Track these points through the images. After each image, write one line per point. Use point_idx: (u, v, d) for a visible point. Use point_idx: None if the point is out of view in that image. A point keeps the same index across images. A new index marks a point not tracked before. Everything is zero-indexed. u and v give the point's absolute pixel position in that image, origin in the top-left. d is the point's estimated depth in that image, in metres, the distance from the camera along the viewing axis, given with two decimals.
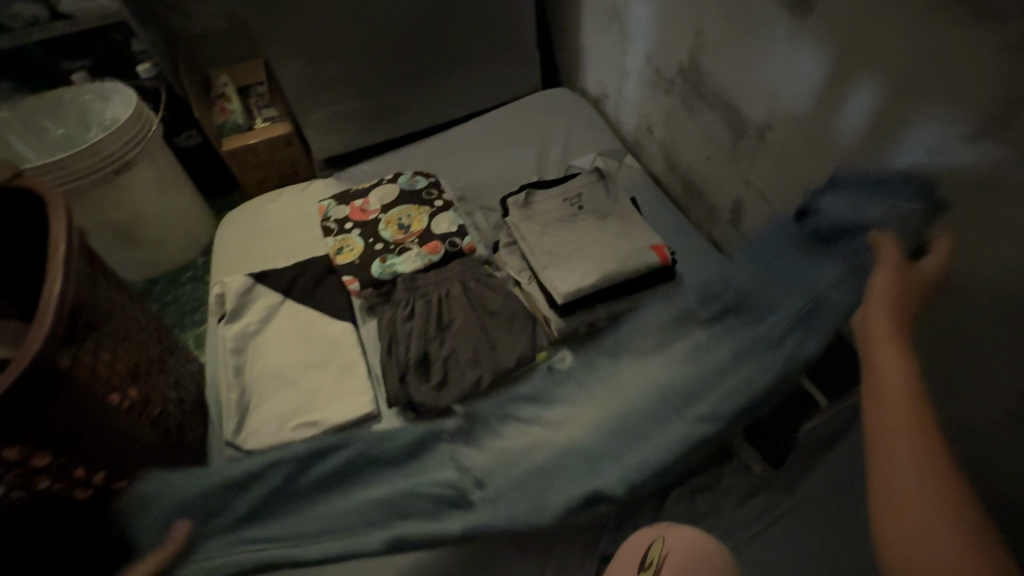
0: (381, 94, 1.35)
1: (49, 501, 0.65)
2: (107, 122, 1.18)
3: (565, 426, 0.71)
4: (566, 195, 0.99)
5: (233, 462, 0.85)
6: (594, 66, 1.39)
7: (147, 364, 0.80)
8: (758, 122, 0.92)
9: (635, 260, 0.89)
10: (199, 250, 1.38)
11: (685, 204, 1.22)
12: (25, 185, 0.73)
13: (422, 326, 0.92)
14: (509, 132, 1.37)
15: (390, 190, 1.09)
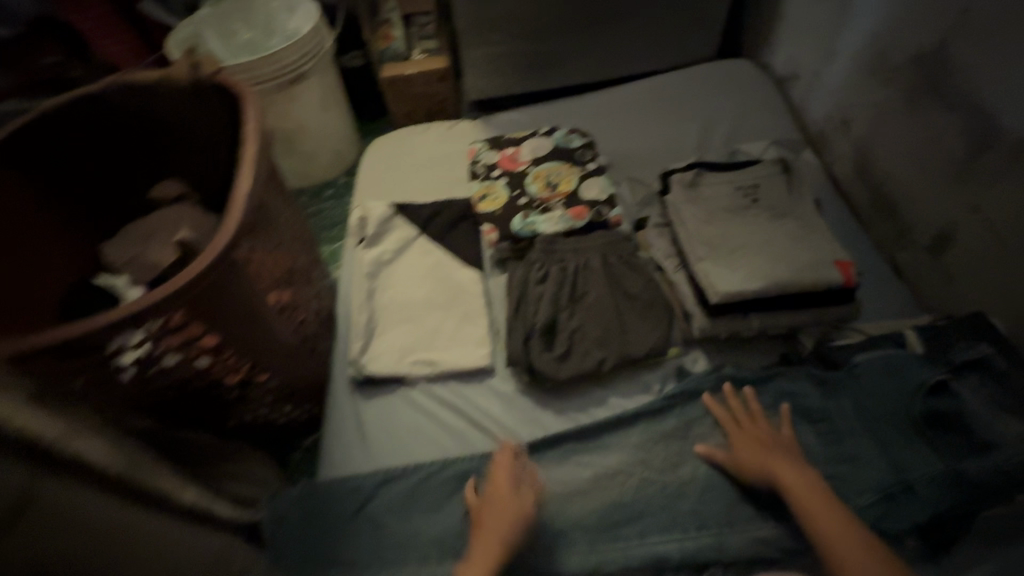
0: (547, 41, 1.28)
1: (206, 380, 0.71)
2: (287, 31, 1.22)
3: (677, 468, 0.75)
4: (739, 183, 0.88)
5: (353, 381, 0.89)
6: (790, 40, 1.22)
7: (298, 272, 0.84)
8: (1017, 135, 0.74)
9: (813, 273, 0.77)
10: (342, 170, 1.43)
11: (866, 218, 1.04)
12: (227, 80, 0.76)
13: (554, 292, 0.88)
14: (673, 102, 1.25)
15: (542, 144, 1.04)
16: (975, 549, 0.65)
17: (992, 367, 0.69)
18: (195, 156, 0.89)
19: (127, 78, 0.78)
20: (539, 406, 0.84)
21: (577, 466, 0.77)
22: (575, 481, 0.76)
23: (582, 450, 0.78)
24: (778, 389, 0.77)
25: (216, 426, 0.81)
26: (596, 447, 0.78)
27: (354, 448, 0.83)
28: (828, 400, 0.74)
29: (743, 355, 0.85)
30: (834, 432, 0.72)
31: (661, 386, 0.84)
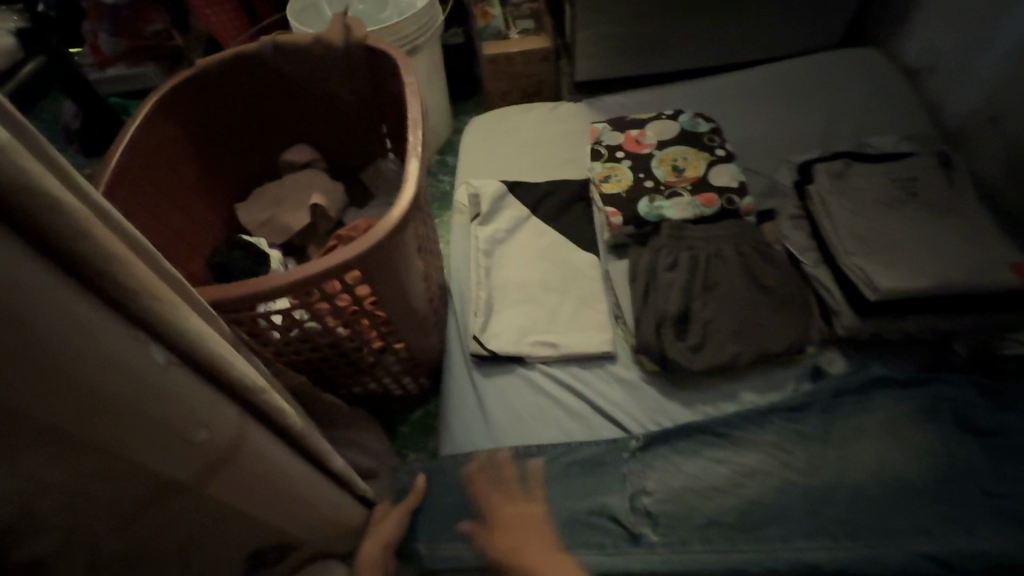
0: (661, 22, 1.23)
1: (354, 342, 0.71)
2: (402, 5, 1.22)
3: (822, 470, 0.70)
4: (895, 175, 0.83)
5: (472, 357, 0.87)
6: (928, 29, 1.14)
7: (430, 243, 0.83)
8: None
9: (986, 277, 0.72)
10: (435, 148, 1.42)
11: (1014, 223, 0.96)
12: (379, 45, 0.75)
13: (686, 279, 0.84)
14: (793, 91, 1.19)
15: (668, 127, 1.00)
16: None
17: None
18: (328, 124, 0.89)
19: (279, 40, 0.78)
20: (667, 396, 0.81)
21: (711, 462, 0.74)
22: (712, 478, 0.72)
23: (715, 447, 0.75)
24: (936, 397, 0.72)
25: (342, 391, 0.82)
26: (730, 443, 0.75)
27: (477, 424, 0.81)
28: (998, 412, 0.70)
29: (887, 359, 0.80)
30: (1009, 447, 0.67)
31: (796, 386, 0.80)
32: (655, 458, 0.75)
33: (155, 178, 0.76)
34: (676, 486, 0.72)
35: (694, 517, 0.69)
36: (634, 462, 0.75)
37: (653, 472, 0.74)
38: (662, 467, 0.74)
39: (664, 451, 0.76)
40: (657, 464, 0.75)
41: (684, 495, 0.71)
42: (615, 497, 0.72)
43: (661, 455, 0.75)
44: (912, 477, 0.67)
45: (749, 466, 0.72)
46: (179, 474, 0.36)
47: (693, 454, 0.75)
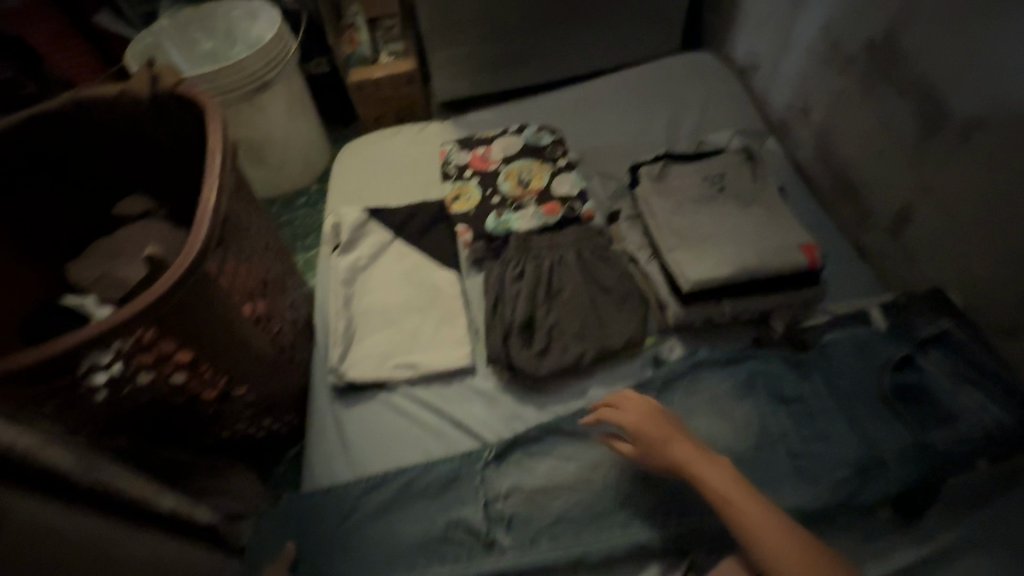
0: (512, 40, 1.28)
1: (183, 396, 0.70)
2: (252, 40, 1.22)
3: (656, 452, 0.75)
4: (707, 172, 0.92)
5: (335, 388, 0.88)
6: (749, 31, 1.24)
7: (272, 282, 0.82)
8: (964, 117, 0.77)
9: (781, 258, 0.80)
10: (313, 177, 1.41)
11: (830, 203, 1.07)
12: (187, 92, 0.75)
13: (531, 288, 0.89)
14: (640, 96, 1.27)
15: (513, 142, 1.06)
16: (940, 516, 0.69)
17: (952, 340, 0.72)
18: (158, 172, 0.88)
19: (82, 95, 0.76)
20: (520, 401, 0.85)
21: (559, 462, 0.77)
22: (562, 476, 0.75)
23: (568, 443, 0.78)
24: (755, 373, 0.78)
25: (193, 443, 0.79)
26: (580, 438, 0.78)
27: (338, 453, 0.82)
28: (802, 379, 0.76)
29: (718, 341, 0.87)
30: (812, 412, 0.73)
31: (639, 376, 0.85)
32: (509, 465, 0.78)
33: None
34: (526, 491, 0.75)
35: (544, 519, 0.73)
36: (489, 473, 0.77)
37: (507, 479, 0.76)
38: (516, 472, 0.77)
39: (517, 457, 0.78)
40: (511, 471, 0.77)
41: (532, 499, 0.74)
42: (467, 514, 0.74)
43: (514, 462, 0.78)
44: (732, 451, 0.73)
45: (590, 457, 0.76)
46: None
47: (543, 457, 0.78)
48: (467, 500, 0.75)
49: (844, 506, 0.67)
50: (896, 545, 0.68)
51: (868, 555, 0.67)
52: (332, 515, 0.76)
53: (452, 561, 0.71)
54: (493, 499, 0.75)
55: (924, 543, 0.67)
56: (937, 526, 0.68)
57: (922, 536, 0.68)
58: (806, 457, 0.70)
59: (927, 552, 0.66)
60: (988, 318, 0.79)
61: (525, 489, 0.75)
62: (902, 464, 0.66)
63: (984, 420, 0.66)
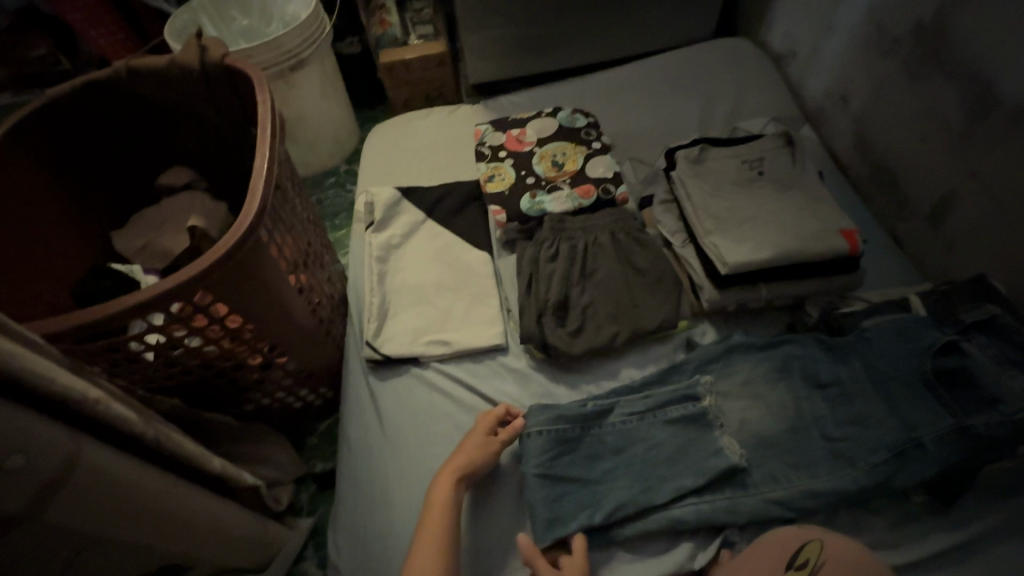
0: (546, 22, 1.28)
1: (230, 361, 0.71)
2: (287, 18, 1.23)
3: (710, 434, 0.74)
4: (746, 156, 0.92)
5: (369, 363, 0.89)
6: (786, 16, 1.23)
7: (312, 254, 0.83)
8: (1015, 103, 0.76)
9: (821, 242, 0.80)
10: (342, 158, 1.42)
11: (866, 192, 1.06)
12: (236, 63, 0.75)
13: (565, 269, 0.89)
14: (673, 80, 1.26)
15: (547, 124, 1.06)
16: (977, 502, 0.69)
17: (998, 325, 0.70)
18: (203, 146, 0.89)
19: (134, 65, 0.77)
20: (554, 380, 0.85)
21: (655, 437, 0.74)
22: (663, 436, 0.74)
23: (668, 405, 0.76)
24: (792, 357, 0.78)
25: (234, 410, 0.81)
26: (663, 412, 0.76)
27: (372, 425, 0.83)
28: (838, 363, 0.76)
29: (751, 325, 0.87)
30: (851, 397, 0.73)
31: (672, 359, 0.85)
32: (609, 435, 0.75)
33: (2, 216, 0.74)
34: (632, 444, 0.74)
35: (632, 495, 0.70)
36: (593, 426, 0.76)
37: (611, 433, 0.76)
38: (615, 444, 0.75)
39: (617, 429, 0.76)
40: (608, 442, 0.75)
41: (639, 448, 0.74)
42: (573, 463, 0.73)
43: (610, 434, 0.76)
44: (767, 433, 0.73)
45: (673, 425, 0.75)
46: (17, 502, 0.42)
47: (643, 416, 0.76)
48: (568, 471, 0.73)
49: (880, 488, 0.67)
50: (931, 529, 0.68)
51: (902, 539, 0.67)
52: (371, 486, 0.78)
53: (547, 515, 0.69)
54: (601, 451, 0.74)
55: (961, 527, 0.67)
56: (973, 512, 0.68)
57: (959, 520, 0.68)
58: (845, 443, 0.70)
59: (963, 537, 0.66)
60: None
61: (621, 463, 0.73)
62: (944, 449, 0.65)
63: None
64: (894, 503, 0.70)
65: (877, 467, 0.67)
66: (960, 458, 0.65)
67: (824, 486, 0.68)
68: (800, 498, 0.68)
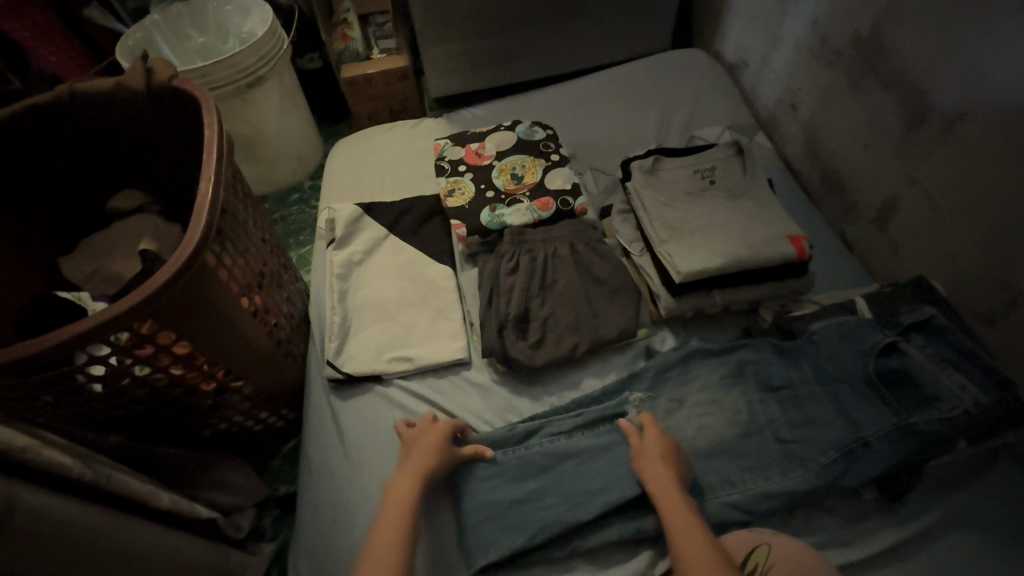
0: (505, 36, 1.29)
1: (182, 389, 0.70)
2: (244, 35, 1.22)
3: None
4: (698, 166, 0.94)
5: (331, 382, 0.88)
6: (738, 28, 1.27)
7: (268, 276, 0.83)
8: (946, 110, 0.79)
9: (770, 249, 0.82)
10: (306, 173, 1.41)
11: (817, 196, 1.09)
12: (183, 85, 0.75)
13: (525, 281, 0.90)
14: (631, 91, 1.28)
15: (506, 137, 1.07)
16: (923, 497, 0.71)
17: (935, 325, 0.73)
18: (154, 168, 0.88)
19: (78, 88, 0.76)
20: (516, 392, 0.85)
21: (582, 453, 0.75)
22: (593, 452, 0.75)
23: (594, 423, 0.78)
24: (747, 362, 0.79)
25: (190, 437, 0.79)
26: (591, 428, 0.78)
27: (333, 446, 0.82)
28: (790, 367, 0.77)
29: (707, 331, 0.89)
30: (802, 399, 0.75)
31: (631, 367, 0.86)
32: (535, 454, 0.76)
33: None
34: (561, 460, 0.75)
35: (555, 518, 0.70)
36: (518, 447, 0.77)
37: (538, 452, 0.76)
38: (541, 464, 0.75)
39: (541, 448, 0.77)
40: (536, 462, 0.75)
41: (566, 467, 0.74)
42: (498, 486, 0.74)
43: (538, 452, 0.76)
44: (723, 439, 0.74)
45: (605, 440, 0.76)
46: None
47: (570, 435, 0.77)
48: (492, 497, 0.73)
49: (830, 488, 0.69)
50: (881, 526, 0.70)
51: (854, 537, 0.69)
52: (331, 510, 0.77)
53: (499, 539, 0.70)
54: (531, 472, 0.75)
55: (909, 523, 0.69)
56: (919, 507, 0.70)
57: (907, 515, 0.70)
58: (798, 448, 0.71)
59: (910, 532, 0.68)
60: (968, 304, 0.82)
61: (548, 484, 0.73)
62: (889, 448, 0.68)
63: (963, 400, 0.68)
64: (846, 502, 0.72)
65: (827, 468, 0.69)
66: (904, 455, 0.67)
67: (777, 489, 0.69)
68: (755, 502, 0.69)
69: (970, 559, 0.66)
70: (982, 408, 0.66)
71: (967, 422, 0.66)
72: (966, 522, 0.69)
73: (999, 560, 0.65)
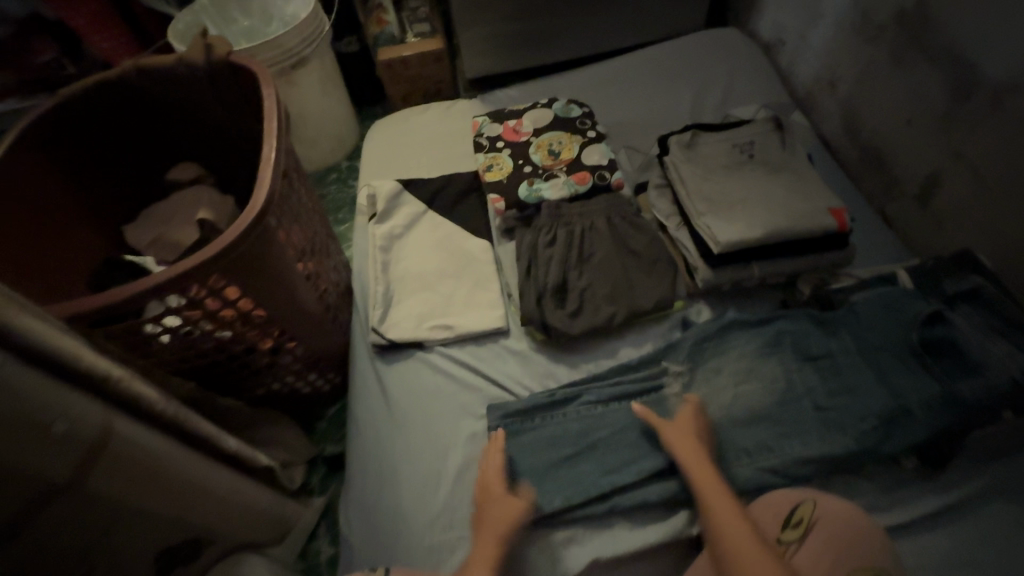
0: (539, 16, 1.30)
1: (242, 346, 0.74)
2: (287, 18, 1.26)
3: (702, 406, 0.77)
4: (736, 141, 0.95)
5: (375, 348, 0.92)
6: (776, 5, 1.25)
7: (318, 244, 0.86)
8: (996, 81, 0.78)
9: (810, 220, 0.82)
10: (343, 154, 1.45)
11: (855, 173, 1.08)
12: (241, 59, 0.78)
13: (563, 253, 0.92)
14: (665, 70, 1.28)
15: (543, 115, 1.09)
16: (964, 467, 0.71)
17: (983, 296, 0.74)
18: (209, 142, 0.92)
19: (141, 65, 0.80)
20: (554, 360, 0.88)
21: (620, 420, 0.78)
22: (625, 422, 0.78)
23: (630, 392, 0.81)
24: (786, 333, 0.80)
25: (245, 395, 0.84)
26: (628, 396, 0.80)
27: (379, 407, 0.86)
28: (828, 337, 0.78)
29: (744, 304, 0.90)
30: (842, 368, 0.75)
31: (668, 338, 0.88)
32: (573, 420, 0.80)
33: (18, 209, 0.76)
34: (596, 428, 0.78)
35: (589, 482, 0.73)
36: (554, 414, 0.80)
37: (576, 419, 0.80)
38: (580, 430, 0.79)
39: (579, 415, 0.80)
40: (574, 428, 0.79)
41: (602, 433, 0.78)
42: (538, 449, 0.78)
43: (575, 418, 0.80)
44: (762, 406, 0.75)
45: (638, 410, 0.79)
46: (52, 466, 0.45)
47: (606, 404, 0.80)
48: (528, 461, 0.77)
49: (869, 454, 0.69)
50: (921, 493, 0.70)
51: (893, 503, 0.70)
52: (378, 466, 0.80)
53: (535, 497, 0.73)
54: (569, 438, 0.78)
55: (949, 491, 0.70)
56: (960, 475, 0.71)
57: (948, 483, 0.70)
58: (838, 415, 0.72)
59: (950, 500, 0.69)
60: (1015, 278, 0.80)
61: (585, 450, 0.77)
62: (931, 415, 0.68)
63: (1009, 368, 0.68)
64: (884, 470, 0.72)
65: (866, 434, 0.69)
66: (946, 422, 0.67)
67: (816, 455, 0.70)
68: (794, 466, 0.70)
69: (1012, 527, 0.66)
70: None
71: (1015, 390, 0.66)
72: (1008, 492, 0.69)
73: None
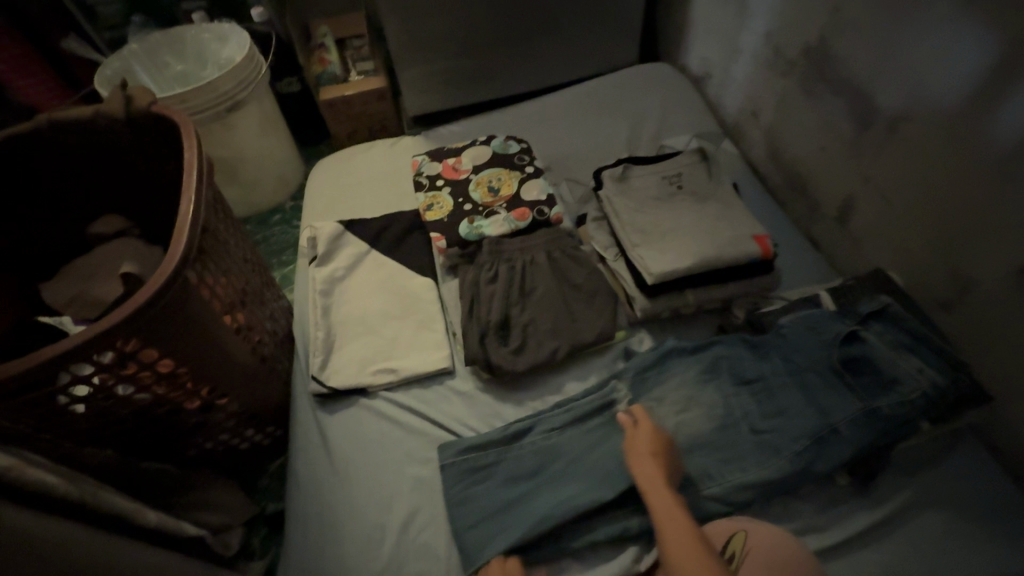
0: (478, 55, 1.33)
1: (167, 407, 0.71)
2: (222, 61, 1.25)
3: None
4: (665, 173, 0.98)
5: (316, 398, 0.89)
6: (700, 42, 1.33)
7: (250, 293, 0.84)
8: (891, 113, 0.84)
9: (735, 248, 0.86)
10: (287, 195, 1.43)
11: (782, 198, 1.14)
12: (162, 112, 0.77)
13: (504, 290, 0.92)
14: (601, 104, 1.33)
15: (482, 152, 1.10)
16: (894, 480, 0.74)
17: (889, 314, 0.77)
18: (135, 193, 0.90)
19: (57, 116, 0.77)
20: (499, 399, 0.87)
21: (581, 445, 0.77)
22: (582, 449, 0.77)
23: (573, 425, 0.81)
24: (722, 358, 0.82)
25: (176, 457, 0.80)
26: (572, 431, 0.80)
27: (319, 462, 0.83)
28: (761, 360, 0.80)
29: (683, 331, 0.92)
30: (774, 391, 0.77)
31: (611, 369, 0.89)
32: (530, 450, 0.79)
33: None
34: (551, 461, 0.77)
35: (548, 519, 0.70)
36: (511, 449, 0.79)
37: (531, 453, 0.78)
38: (539, 459, 0.77)
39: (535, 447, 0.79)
40: (531, 461, 0.77)
41: (558, 465, 0.76)
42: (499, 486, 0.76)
43: (535, 449, 0.78)
44: (701, 434, 0.76)
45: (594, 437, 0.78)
46: None
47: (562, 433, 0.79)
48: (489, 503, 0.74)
49: (804, 474, 0.71)
50: (855, 509, 0.72)
51: (830, 522, 0.71)
52: (321, 525, 0.77)
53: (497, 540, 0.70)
54: (527, 474, 0.76)
55: (881, 506, 0.72)
56: (891, 490, 0.73)
57: (880, 498, 0.73)
58: (773, 439, 0.73)
59: (882, 514, 0.71)
60: (924, 293, 0.85)
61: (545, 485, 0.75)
62: (858, 434, 0.70)
63: (921, 383, 0.71)
64: (820, 489, 0.74)
65: (800, 455, 0.71)
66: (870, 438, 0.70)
67: (754, 479, 0.72)
68: (735, 492, 0.71)
69: (938, 537, 0.69)
70: (939, 391, 0.70)
71: (931, 407, 0.70)
72: (933, 501, 0.72)
73: (964, 536, 0.69)
